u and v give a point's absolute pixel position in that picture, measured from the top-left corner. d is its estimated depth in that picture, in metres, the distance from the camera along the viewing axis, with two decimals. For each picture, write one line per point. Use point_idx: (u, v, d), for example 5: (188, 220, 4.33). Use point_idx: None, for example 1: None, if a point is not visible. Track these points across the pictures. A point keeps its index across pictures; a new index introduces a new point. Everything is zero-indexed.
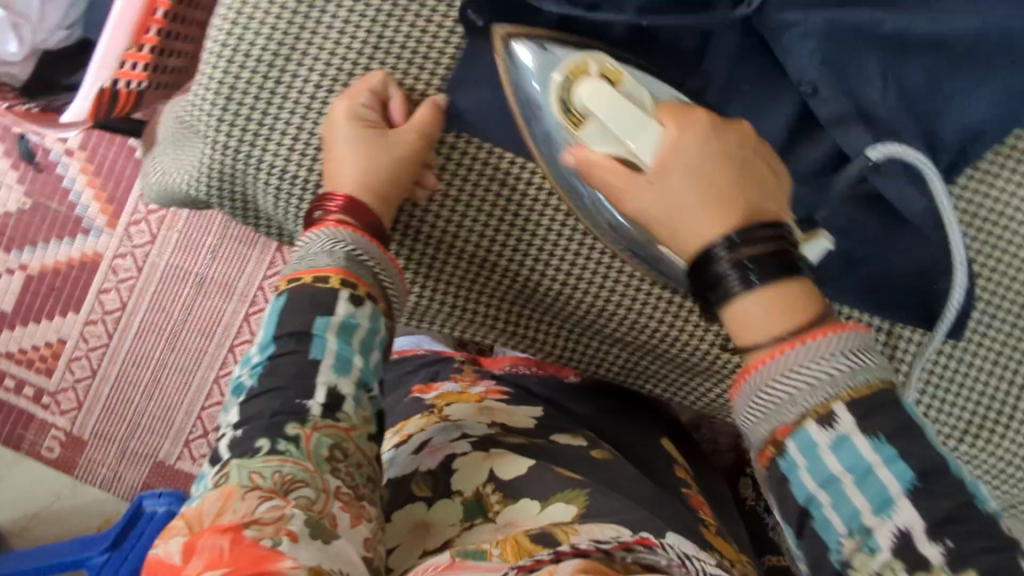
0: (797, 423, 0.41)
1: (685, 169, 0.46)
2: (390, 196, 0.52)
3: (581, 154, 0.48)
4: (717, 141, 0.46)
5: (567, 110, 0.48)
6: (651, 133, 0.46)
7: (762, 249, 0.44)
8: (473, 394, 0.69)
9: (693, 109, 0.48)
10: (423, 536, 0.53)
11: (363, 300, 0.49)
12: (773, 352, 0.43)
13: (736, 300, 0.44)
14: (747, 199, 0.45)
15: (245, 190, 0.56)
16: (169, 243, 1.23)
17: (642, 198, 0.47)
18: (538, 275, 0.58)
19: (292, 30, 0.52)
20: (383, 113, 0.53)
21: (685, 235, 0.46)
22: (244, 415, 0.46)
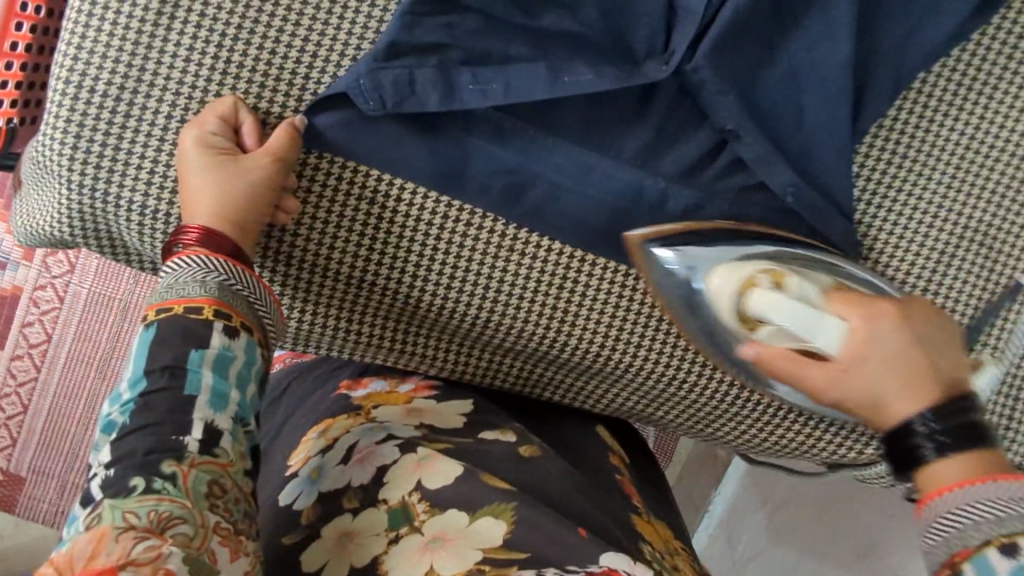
0: (980, 548, 0.40)
1: (879, 356, 0.49)
2: (246, 223, 0.52)
3: (762, 348, 0.52)
4: (906, 330, 0.50)
5: (742, 319, 0.54)
6: (836, 327, 0.50)
7: (959, 421, 0.46)
8: (402, 392, 0.65)
9: (874, 299, 0.52)
10: (348, 548, 0.51)
11: (238, 332, 0.49)
12: (960, 483, 0.43)
13: (929, 466, 0.46)
14: (936, 375, 0.49)
15: (108, 228, 0.57)
16: (89, 271, 1.21)
17: (841, 387, 0.50)
18: (417, 291, 0.61)
19: (142, 59, 0.54)
20: (237, 139, 0.54)
21: (890, 410, 0.49)
22: (117, 453, 0.45)
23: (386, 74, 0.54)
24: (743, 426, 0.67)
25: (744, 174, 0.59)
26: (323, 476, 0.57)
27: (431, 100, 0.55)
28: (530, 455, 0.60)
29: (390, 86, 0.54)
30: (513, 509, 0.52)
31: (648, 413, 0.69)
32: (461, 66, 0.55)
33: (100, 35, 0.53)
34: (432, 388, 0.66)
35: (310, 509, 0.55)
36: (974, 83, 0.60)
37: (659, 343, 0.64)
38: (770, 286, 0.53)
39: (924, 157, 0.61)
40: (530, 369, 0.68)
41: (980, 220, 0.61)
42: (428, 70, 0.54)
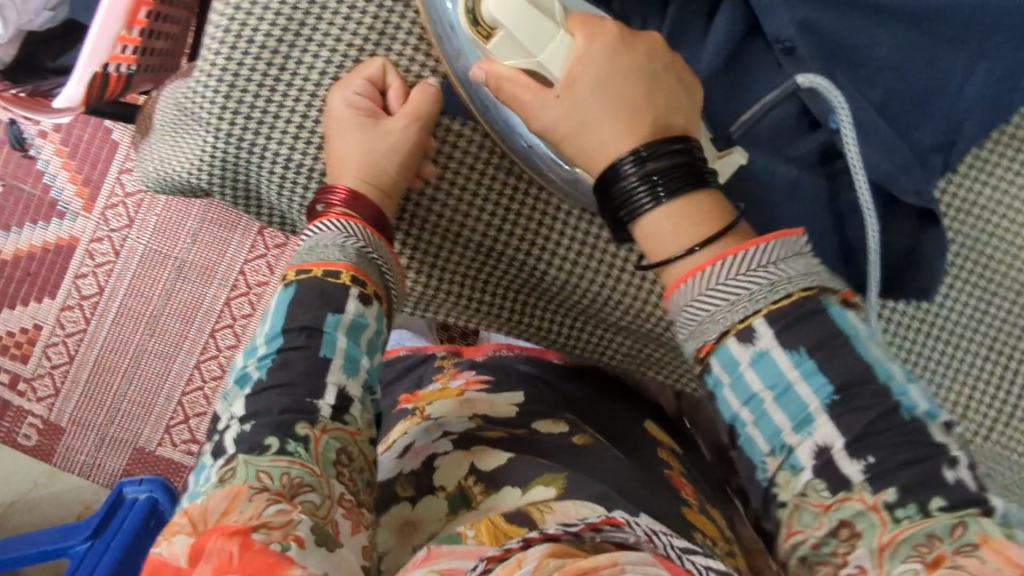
0: (719, 339, 0.40)
1: (595, 83, 0.45)
2: (389, 186, 0.51)
3: (490, 67, 0.47)
4: (625, 53, 0.46)
5: (476, 24, 0.47)
6: (559, 42, 0.46)
7: (668, 162, 0.43)
8: (456, 388, 0.66)
9: (603, 20, 0.47)
10: (413, 535, 0.52)
11: (371, 300, 0.48)
12: (696, 268, 0.41)
13: (643, 218, 0.43)
14: (651, 108, 0.45)
15: (248, 179, 0.55)
16: (147, 226, 1.20)
17: (547, 110, 0.46)
18: (542, 261, 0.58)
19: (296, 16, 0.51)
20: (381, 100, 0.52)
21: (594, 150, 0.45)
22: (252, 409, 0.44)
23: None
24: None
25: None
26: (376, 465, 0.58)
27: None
28: (585, 443, 0.59)
29: None
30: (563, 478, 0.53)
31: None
32: None
33: None
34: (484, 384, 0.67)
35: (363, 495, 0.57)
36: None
37: None
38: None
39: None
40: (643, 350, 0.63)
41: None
42: None
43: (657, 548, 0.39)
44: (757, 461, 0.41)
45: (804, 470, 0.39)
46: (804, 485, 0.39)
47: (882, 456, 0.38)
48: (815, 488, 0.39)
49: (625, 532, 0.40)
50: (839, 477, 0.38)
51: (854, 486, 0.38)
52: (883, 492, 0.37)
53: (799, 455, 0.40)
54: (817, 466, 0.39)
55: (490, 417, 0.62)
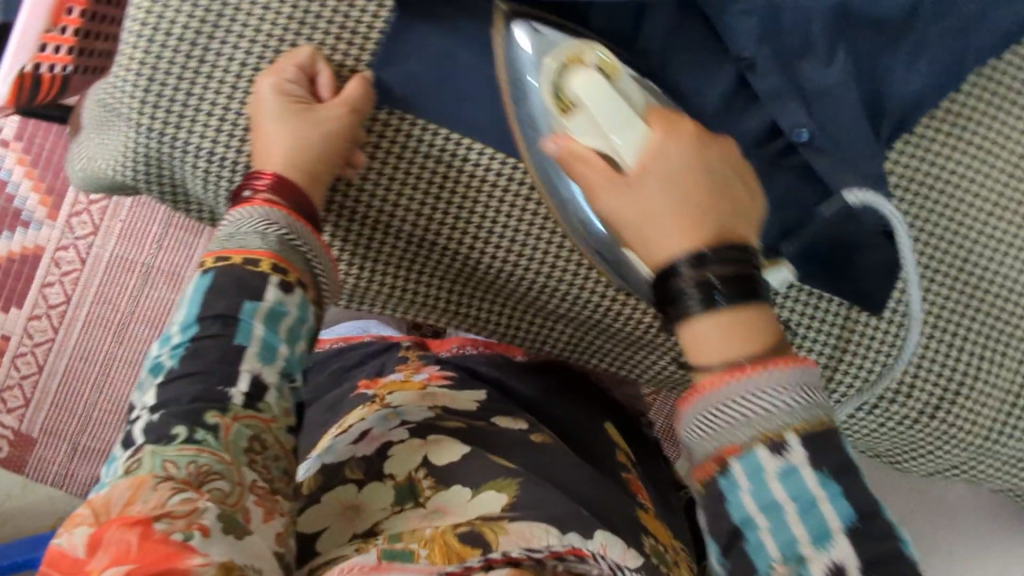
0: (748, 444, 0.40)
1: (661, 174, 0.46)
2: (318, 171, 0.51)
3: (564, 142, 0.49)
4: (699, 149, 0.47)
5: (557, 95, 0.49)
6: (637, 132, 0.47)
7: (730, 270, 0.43)
8: (418, 380, 0.65)
9: (682, 117, 0.49)
10: (353, 519, 0.51)
11: (293, 288, 0.47)
12: (731, 373, 0.41)
13: (694, 318, 0.43)
14: (717, 213, 0.45)
15: (172, 173, 0.56)
16: (112, 232, 1.20)
17: (621, 199, 0.47)
18: (475, 253, 0.58)
19: (215, 7, 0.52)
20: (311, 88, 0.52)
21: (655, 244, 0.46)
22: (163, 398, 0.43)
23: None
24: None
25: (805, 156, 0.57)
26: (330, 451, 0.57)
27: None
28: (542, 441, 0.59)
29: None
30: (517, 484, 0.52)
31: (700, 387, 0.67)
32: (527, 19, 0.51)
33: None
34: (447, 379, 0.66)
35: (314, 479, 0.55)
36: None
37: None
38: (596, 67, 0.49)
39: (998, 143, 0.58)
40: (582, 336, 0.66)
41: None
42: None
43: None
44: (761, 569, 0.40)
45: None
46: None
47: None
48: None
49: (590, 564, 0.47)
50: None
51: None
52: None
53: (811, 567, 0.39)
54: None
55: (450, 408, 0.61)
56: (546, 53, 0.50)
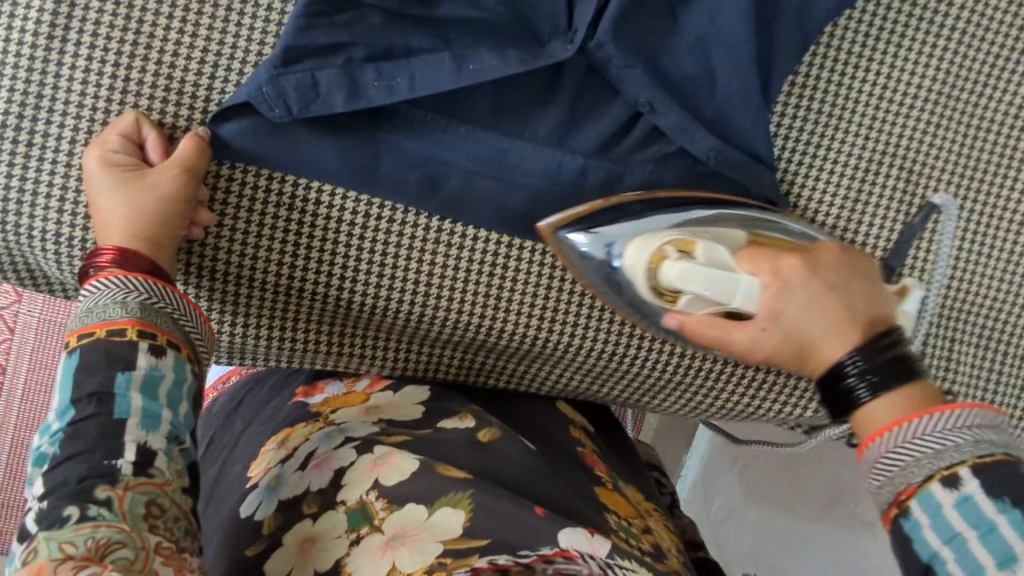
0: (923, 484, 0.44)
1: (800, 310, 0.52)
2: (160, 236, 0.51)
3: (682, 318, 0.53)
4: (818, 279, 0.53)
5: (661, 294, 0.54)
6: (746, 287, 0.52)
7: (884, 360, 0.49)
8: (360, 389, 0.65)
9: (782, 255, 0.54)
10: (312, 551, 0.51)
11: (165, 350, 0.48)
12: (895, 422, 0.46)
13: (862, 407, 0.48)
14: (864, 318, 0.52)
15: (25, 261, 0.56)
16: (36, 301, 1.15)
17: (763, 342, 0.53)
18: (347, 291, 0.61)
19: (32, 89, 0.52)
20: (141, 154, 0.53)
21: (817, 357, 0.52)
22: (50, 484, 0.44)
23: (288, 79, 0.52)
24: (690, 396, 0.69)
25: (661, 143, 0.60)
26: (282, 484, 0.57)
27: (337, 101, 0.53)
28: (490, 440, 0.59)
29: (294, 91, 0.53)
30: (469, 496, 0.51)
31: (596, 390, 0.70)
32: (365, 63, 0.54)
33: None
34: (387, 379, 0.67)
35: (272, 517, 0.55)
36: (890, 20, 0.61)
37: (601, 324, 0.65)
38: (678, 257, 0.53)
39: (847, 104, 0.62)
40: (474, 359, 0.68)
41: (909, 155, 0.63)
42: (331, 69, 0.53)
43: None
44: None
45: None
46: None
47: None
48: None
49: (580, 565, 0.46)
50: None
51: None
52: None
53: None
54: None
55: (394, 420, 0.61)
56: (619, 246, 0.56)
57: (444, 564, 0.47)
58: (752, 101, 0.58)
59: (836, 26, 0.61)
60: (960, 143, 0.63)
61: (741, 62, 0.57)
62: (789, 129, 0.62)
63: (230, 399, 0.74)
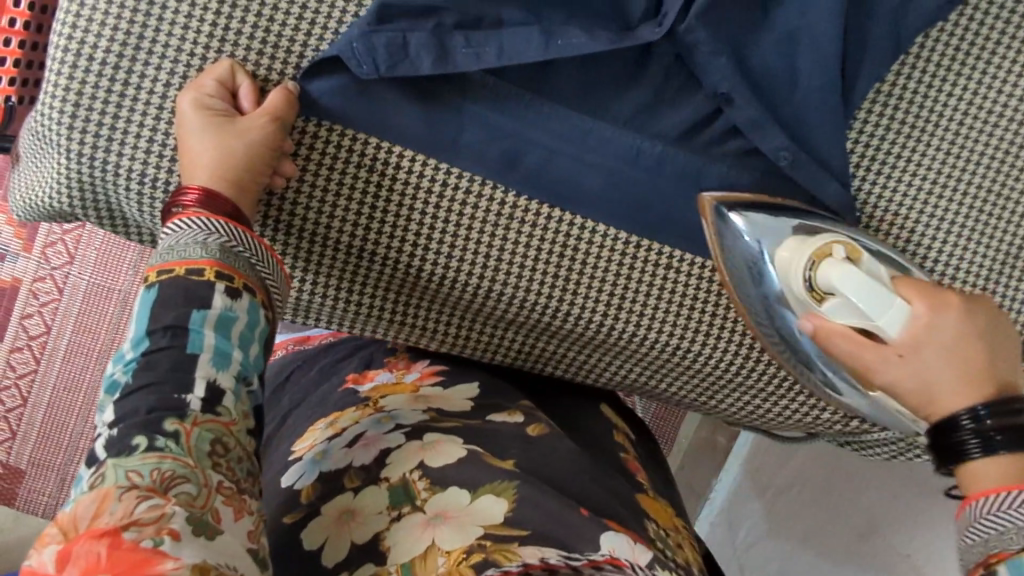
0: (1018, 552, 0.40)
1: (938, 347, 0.48)
2: (248, 181, 0.52)
3: (818, 321, 0.52)
4: (975, 323, 0.49)
5: (810, 286, 0.53)
6: (902, 310, 0.49)
7: (1010, 421, 0.45)
8: (410, 381, 0.65)
9: (946, 292, 0.50)
10: (349, 524, 0.49)
11: (240, 292, 0.48)
12: (1001, 487, 0.43)
13: (969, 461, 0.45)
14: (983, 373, 0.48)
15: (108, 200, 0.56)
16: (88, 261, 1.15)
17: (895, 371, 0.49)
18: (418, 261, 0.61)
19: (134, 29, 0.52)
20: (232, 102, 0.53)
21: (938, 403, 0.48)
22: (120, 412, 0.44)
23: (379, 37, 0.52)
24: (750, 398, 0.68)
25: (739, 140, 0.59)
26: (326, 457, 0.56)
27: (424, 65, 0.53)
28: (538, 434, 0.58)
29: (384, 50, 0.53)
30: (515, 487, 0.49)
31: (650, 385, 0.70)
32: (455, 29, 0.54)
33: None
34: (438, 374, 0.66)
35: (310, 488, 0.54)
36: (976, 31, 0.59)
37: (669, 311, 0.64)
38: (845, 257, 0.52)
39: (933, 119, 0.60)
40: (534, 343, 0.68)
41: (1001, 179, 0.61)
42: (422, 33, 0.53)
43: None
44: None
45: None
46: None
47: None
48: None
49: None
50: None
51: None
52: None
53: None
54: None
55: (444, 410, 0.60)
56: (767, 237, 0.57)
57: (483, 547, 0.44)
58: (831, 109, 0.57)
59: (930, 37, 0.59)
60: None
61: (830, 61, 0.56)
62: (871, 139, 0.60)
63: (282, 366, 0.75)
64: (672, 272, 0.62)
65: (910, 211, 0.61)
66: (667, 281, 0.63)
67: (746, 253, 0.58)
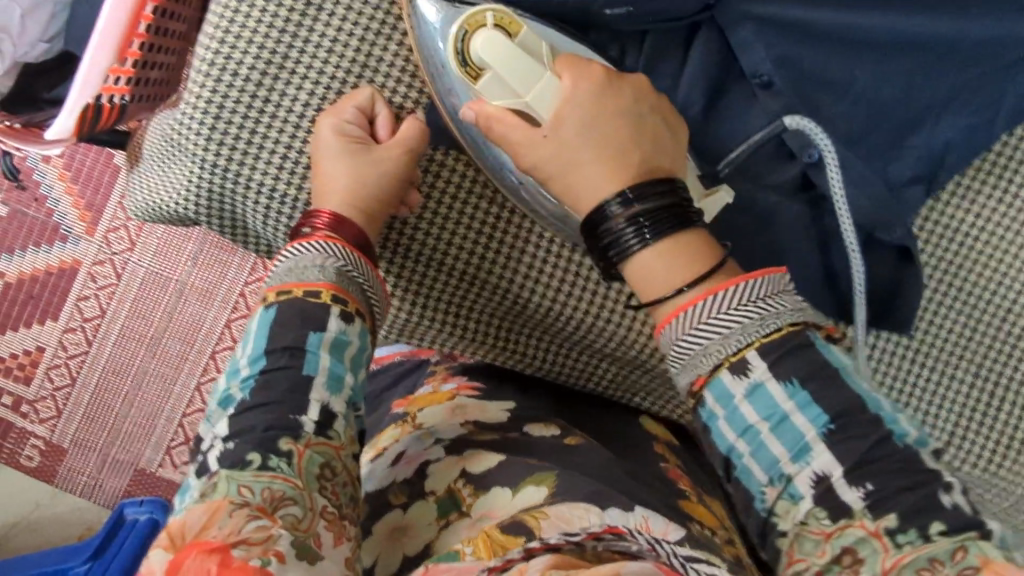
0: (714, 372, 0.42)
1: (580, 121, 0.48)
2: (376, 213, 0.52)
3: (478, 108, 0.49)
4: (609, 97, 0.49)
5: (465, 63, 0.49)
6: (548, 84, 0.49)
7: (656, 204, 0.46)
8: (446, 391, 0.61)
9: (589, 62, 0.50)
10: (401, 540, 0.49)
11: (353, 317, 0.48)
12: (686, 300, 0.44)
13: (635, 256, 0.46)
14: (646, 158, 0.48)
15: (232, 210, 0.56)
16: (148, 249, 1.15)
17: (538, 151, 0.49)
18: (528, 290, 0.59)
19: (280, 51, 0.53)
20: (369, 129, 0.53)
21: (581, 193, 0.48)
22: (235, 428, 0.44)
23: None
24: None
25: None
26: (370, 478, 0.56)
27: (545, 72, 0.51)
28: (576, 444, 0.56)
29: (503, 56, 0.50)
30: (555, 476, 0.49)
31: None
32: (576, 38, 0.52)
33: (251, 10, 0.53)
34: (478, 390, 0.61)
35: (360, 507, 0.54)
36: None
37: None
38: (494, 28, 0.49)
39: None
40: (628, 378, 0.65)
41: None
42: None
43: (660, 556, 0.40)
44: (755, 492, 0.42)
45: (803, 498, 0.41)
46: (804, 514, 0.40)
47: (879, 483, 0.39)
48: (816, 515, 0.40)
49: (630, 542, 0.40)
50: (839, 505, 0.40)
51: (855, 513, 0.39)
52: (885, 519, 0.38)
53: (798, 484, 0.41)
54: (816, 494, 0.40)
55: (482, 425, 0.57)
56: (452, 20, 0.50)
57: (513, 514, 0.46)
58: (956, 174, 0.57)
59: None
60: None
61: (959, 128, 0.56)
62: (985, 206, 0.59)
63: None
64: None
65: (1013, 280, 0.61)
66: None
67: (430, 51, 0.52)
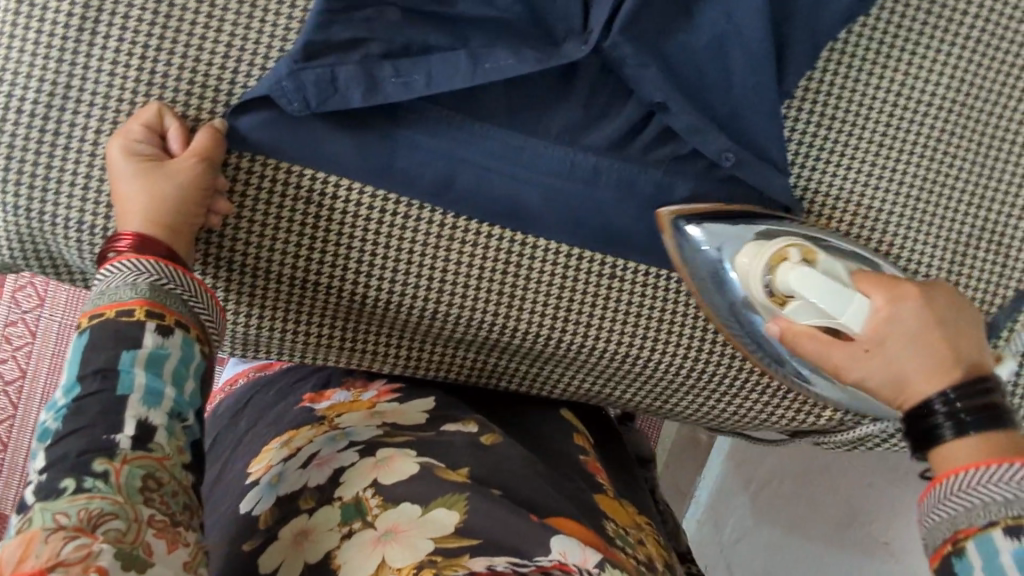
0: (985, 528, 0.41)
1: (902, 339, 0.49)
2: (180, 227, 0.52)
3: (784, 323, 0.52)
4: (929, 308, 0.50)
5: (771, 292, 0.54)
6: (861, 304, 0.50)
7: (978, 402, 0.45)
8: (367, 398, 0.64)
9: (897, 279, 0.52)
10: (303, 546, 0.48)
11: (172, 329, 0.49)
12: (965, 467, 0.43)
13: (942, 443, 0.46)
14: (958, 351, 0.49)
15: (47, 248, 0.57)
16: (58, 304, 1.12)
17: (865, 367, 0.49)
18: (362, 286, 0.61)
19: (60, 81, 0.54)
20: (162, 145, 0.54)
21: (911, 389, 0.48)
22: (50, 458, 0.44)
23: (307, 74, 0.53)
24: (709, 400, 0.67)
25: (674, 145, 0.59)
26: (282, 480, 0.55)
27: (355, 98, 0.54)
28: (492, 443, 0.58)
29: (313, 87, 0.53)
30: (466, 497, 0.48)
31: (607, 394, 0.69)
32: (382, 59, 0.54)
33: (22, 45, 0.53)
34: (395, 392, 0.65)
35: (268, 512, 0.53)
36: (921, 24, 0.59)
37: (612, 323, 0.63)
38: (800, 260, 0.53)
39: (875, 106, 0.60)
40: (488, 359, 0.67)
41: (942, 161, 0.61)
42: (350, 64, 0.53)
43: None
44: None
45: None
46: None
47: None
48: None
49: None
50: None
51: None
52: None
53: None
54: None
55: (398, 424, 0.59)
56: (725, 245, 0.58)
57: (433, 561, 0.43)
58: (769, 103, 0.57)
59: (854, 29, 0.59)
60: (1011, 164, 0.62)
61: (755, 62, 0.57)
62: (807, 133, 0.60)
63: (239, 398, 0.72)
64: (615, 281, 0.62)
65: (862, 197, 0.61)
66: (611, 290, 0.62)
67: (693, 261, 0.59)
